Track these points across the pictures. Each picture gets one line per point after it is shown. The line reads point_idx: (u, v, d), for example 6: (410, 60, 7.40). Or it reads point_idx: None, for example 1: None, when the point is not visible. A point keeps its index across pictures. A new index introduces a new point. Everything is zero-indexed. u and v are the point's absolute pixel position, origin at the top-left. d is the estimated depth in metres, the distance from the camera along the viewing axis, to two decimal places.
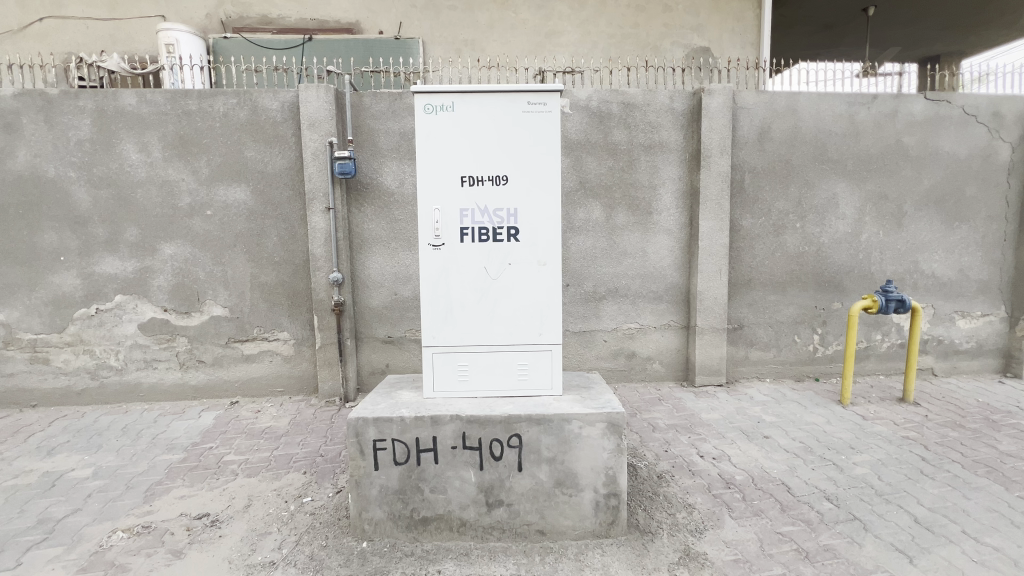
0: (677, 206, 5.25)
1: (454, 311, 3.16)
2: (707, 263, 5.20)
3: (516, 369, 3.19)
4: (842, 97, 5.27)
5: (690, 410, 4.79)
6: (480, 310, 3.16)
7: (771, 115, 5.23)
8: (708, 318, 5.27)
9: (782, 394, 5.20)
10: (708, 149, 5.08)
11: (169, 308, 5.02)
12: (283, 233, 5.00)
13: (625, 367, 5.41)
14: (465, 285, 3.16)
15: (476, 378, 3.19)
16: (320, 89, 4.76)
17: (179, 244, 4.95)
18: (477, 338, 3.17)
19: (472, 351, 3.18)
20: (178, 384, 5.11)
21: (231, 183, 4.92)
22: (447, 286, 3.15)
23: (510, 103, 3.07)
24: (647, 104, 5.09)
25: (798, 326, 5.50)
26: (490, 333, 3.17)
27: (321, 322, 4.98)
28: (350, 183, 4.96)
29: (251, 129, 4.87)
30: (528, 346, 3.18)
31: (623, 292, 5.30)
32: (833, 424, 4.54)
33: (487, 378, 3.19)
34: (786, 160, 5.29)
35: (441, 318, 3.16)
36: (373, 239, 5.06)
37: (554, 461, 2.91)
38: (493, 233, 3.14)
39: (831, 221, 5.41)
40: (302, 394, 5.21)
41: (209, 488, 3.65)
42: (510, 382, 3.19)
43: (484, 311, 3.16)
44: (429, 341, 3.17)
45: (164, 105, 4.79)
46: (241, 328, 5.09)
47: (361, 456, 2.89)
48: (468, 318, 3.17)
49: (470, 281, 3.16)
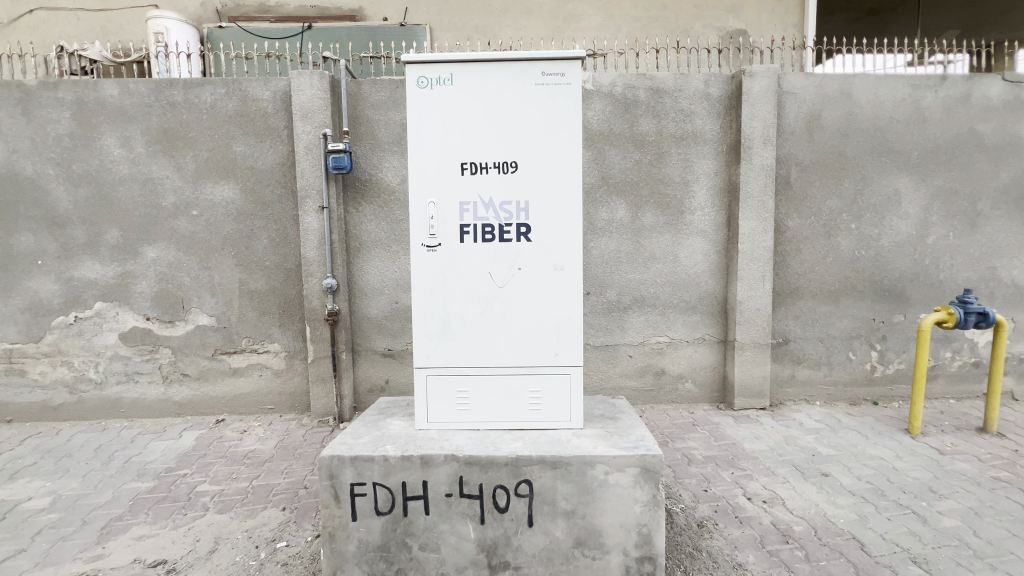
0: (713, 204, 4.64)
1: (452, 326, 2.62)
2: (748, 268, 4.56)
3: (526, 397, 2.63)
4: (905, 79, 4.60)
5: (730, 439, 4.14)
6: (483, 325, 2.62)
7: (822, 101, 4.59)
8: (749, 331, 4.61)
9: (837, 421, 4.51)
10: (750, 139, 4.46)
11: (152, 316, 4.61)
12: (275, 235, 4.56)
13: (653, 387, 4.79)
14: (466, 294, 2.62)
15: (478, 409, 2.64)
16: (314, 76, 4.32)
17: (163, 247, 4.54)
18: (480, 359, 2.63)
19: (473, 375, 2.63)
20: (161, 399, 4.69)
21: (219, 180, 4.51)
22: (444, 296, 2.62)
23: (520, 74, 2.54)
24: (678, 89, 4.51)
25: (853, 342, 4.81)
26: (495, 353, 2.62)
27: (314, 333, 4.50)
28: (347, 179, 4.49)
29: (240, 121, 4.46)
30: (541, 370, 2.62)
31: (651, 301, 4.70)
32: (905, 459, 3.85)
33: (491, 408, 2.63)
34: (839, 152, 4.63)
35: (436, 335, 2.63)
36: (373, 241, 4.57)
37: (573, 515, 2.34)
38: (500, 231, 2.60)
39: (892, 222, 4.72)
40: (294, 413, 4.74)
41: (172, 526, 3.17)
42: (520, 412, 2.63)
43: (488, 327, 2.62)
44: (422, 361, 2.64)
45: (148, 96, 4.41)
46: (229, 339, 4.65)
47: (336, 504, 2.37)
48: (468, 335, 2.62)
49: (472, 289, 2.62)
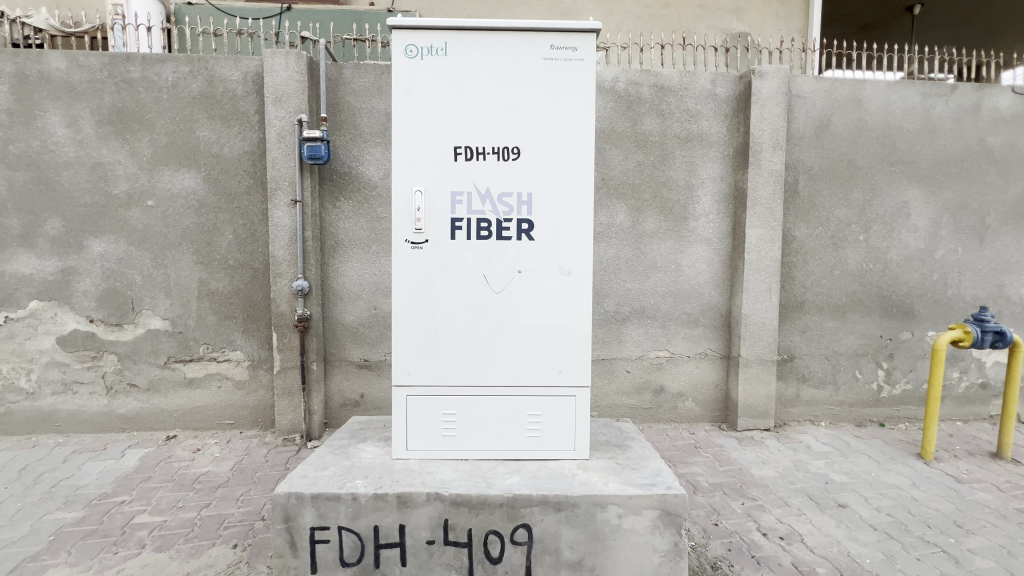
0: (718, 210, 4.36)
1: (439, 338, 2.24)
2: (754, 280, 4.28)
3: (524, 421, 2.25)
4: (916, 87, 4.42)
5: (737, 464, 3.82)
6: (475, 338, 2.24)
7: (832, 106, 4.37)
8: (755, 347, 4.32)
9: (845, 444, 4.24)
10: (759, 142, 4.20)
11: (96, 318, 4.08)
12: (240, 231, 4.11)
13: (651, 405, 4.45)
14: (456, 299, 2.24)
15: (467, 436, 2.25)
16: (289, 56, 3.90)
17: (111, 240, 4.04)
18: (471, 377, 2.25)
19: (462, 396, 2.25)
20: (103, 413, 4.15)
21: (179, 167, 4.04)
22: (430, 301, 2.24)
23: (525, 46, 2.20)
24: (684, 88, 4.24)
25: (859, 360, 4.57)
26: (488, 369, 2.25)
27: (282, 341, 4.05)
28: (324, 171, 4.07)
29: (205, 103, 4.01)
30: (543, 390, 2.25)
31: (651, 312, 4.38)
32: (922, 488, 3.58)
33: (483, 436, 2.25)
34: (848, 161, 4.42)
35: (419, 348, 2.24)
36: (350, 241, 4.15)
37: (579, 567, 1.99)
38: (497, 227, 2.24)
39: (901, 234, 4.52)
40: (256, 429, 4.26)
41: (98, 568, 2.67)
42: (516, 439, 2.25)
43: (481, 340, 2.24)
44: (402, 377, 2.24)
45: (99, 71, 3.93)
46: (184, 345, 4.16)
47: (293, 552, 1.97)
48: (457, 348, 2.24)
49: (463, 294, 2.24)
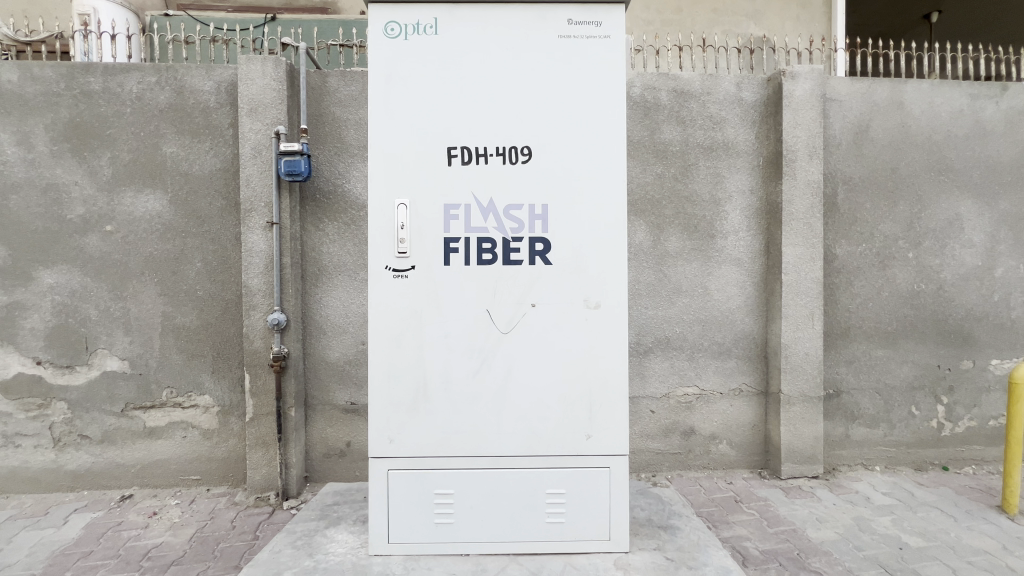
0: (749, 226, 3.87)
1: (432, 376, 2.03)
2: (794, 304, 3.75)
3: (543, 484, 2.05)
4: (962, 88, 3.99)
5: (790, 524, 3.21)
6: (479, 372, 2.04)
7: (871, 110, 3.93)
8: (797, 382, 3.77)
9: (909, 494, 3.64)
10: (793, 150, 3.75)
11: (45, 361, 3.57)
12: (210, 258, 3.63)
13: (680, 450, 3.88)
14: (455, 327, 2.03)
15: (468, 503, 2.05)
16: (266, 61, 3.48)
17: (64, 271, 3.56)
18: (475, 416, 2.04)
19: (465, 437, 2.04)
20: (48, 470, 3.60)
21: (143, 188, 3.60)
22: (422, 327, 2.03)
23: (537, 21, 2.01)
24: (706, 92, 3.81)
25: (915, 394, 4.01)
26: (495, 408, 2.03)
27: (255, 384, 3.52)
28: (305, 190, 3.61)
29: (174, 116, 3.60)
30: (564, 446, 2.04)
31: (677, 343, 3.85)
32: (1015, 553, 2.98)
33: (489, 506, 2.05)
34: (892, 169, 3.95)
35: (411, 381, 2.03)
36: (335, 267, 3.66)
37: None
38: (504, 247, 2.04)
39: (954, 250, 4.01)
40: (226, 486, 3.69)
41: None
42: (532, 501, 2.05)
43: (486, 376, 2.03)
44: (391, 418, 2.03)
45: (56, 82, 3.53)
46: (145, 389, 3.64)
47: None
48: (458, 384, 2.03)
49: (464, 321, 2.03)
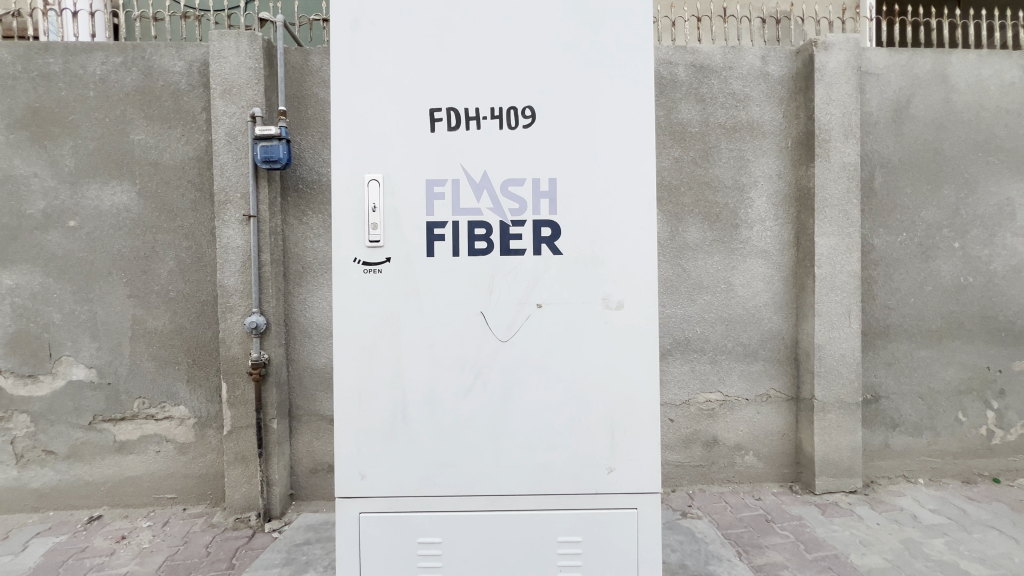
0: (776, 215, 3.50)
1: (414, 394, 1.70)
2: (828, 300, 3.38)
3: (552, 526, 1.72)
4: (1013, 59, 3.59)
5: (831, 549, 2.84)
6: (470, 387, 1.69)
7: (911, 83, 3.54)
8: (832, 387, 3.40)
9: (961, 511, 3.25)
10: (827, 130, 3.37)
11: (4, 370, 3.26)
12: (184, 256, 3.31)
13: (702, 463, 3.52)
14: (442, 332, 1.69)
15: (460, 547, 1.71)
16: (240, 37, 3.14)
17: (23, 271, 3.25)
18: (466, 440, 1.70)
19: (454, 467, 1.70)
20: (11, 488, 3.30)
21: (109, 180, 3.28)
22: (400, 331, 1.69)
23: None
24: (728, 67, 3.44)
25: (962, 399, 3.63)
26: (492, 431, 1.70)
27: (233, 393, 3.19)
28: (287, 180, 3.28)
29: (141, 100, 3.27)
30: (578, 481, 1.70)
31: (697, 345, 3.49)
32: None
33: (487, 555, 1.72)
34: (935, 150, 3.56)
35: (387, 397, 1.70)
36: (321, 265, 3.34)
37: None
38: (502, 237, 1.70)
39: (1005, 239, 3.61)
40: (205, 504, 3.38)
41: None
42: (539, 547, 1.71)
43: (481, 391, 1.69)
44: (363, 442, 1.70)
45: (12, 64, 3.21)
46: (114, 400, 3.32)
47: None
48: (446, 400, 1.70)
49: (452, 324, 1.69)
